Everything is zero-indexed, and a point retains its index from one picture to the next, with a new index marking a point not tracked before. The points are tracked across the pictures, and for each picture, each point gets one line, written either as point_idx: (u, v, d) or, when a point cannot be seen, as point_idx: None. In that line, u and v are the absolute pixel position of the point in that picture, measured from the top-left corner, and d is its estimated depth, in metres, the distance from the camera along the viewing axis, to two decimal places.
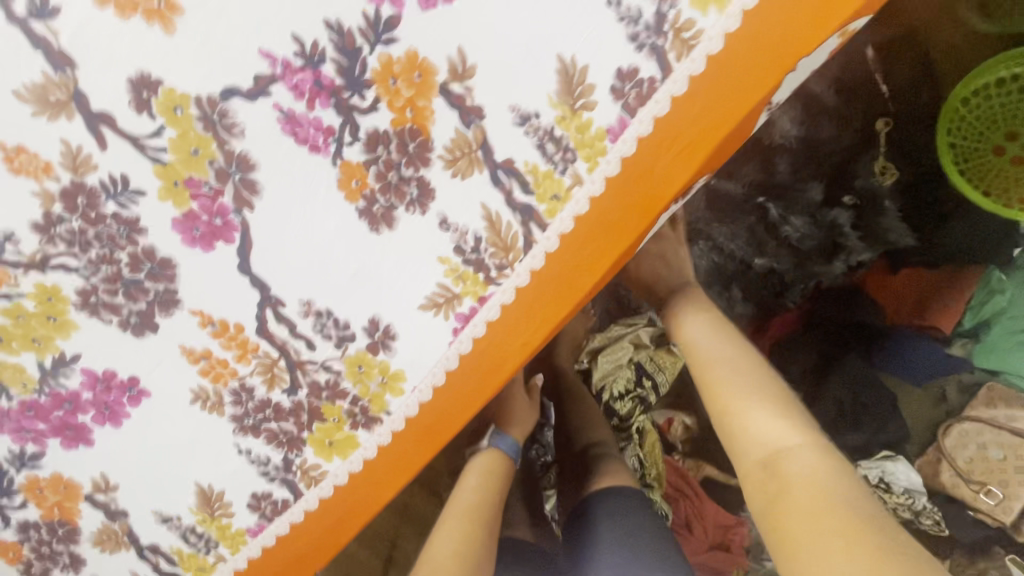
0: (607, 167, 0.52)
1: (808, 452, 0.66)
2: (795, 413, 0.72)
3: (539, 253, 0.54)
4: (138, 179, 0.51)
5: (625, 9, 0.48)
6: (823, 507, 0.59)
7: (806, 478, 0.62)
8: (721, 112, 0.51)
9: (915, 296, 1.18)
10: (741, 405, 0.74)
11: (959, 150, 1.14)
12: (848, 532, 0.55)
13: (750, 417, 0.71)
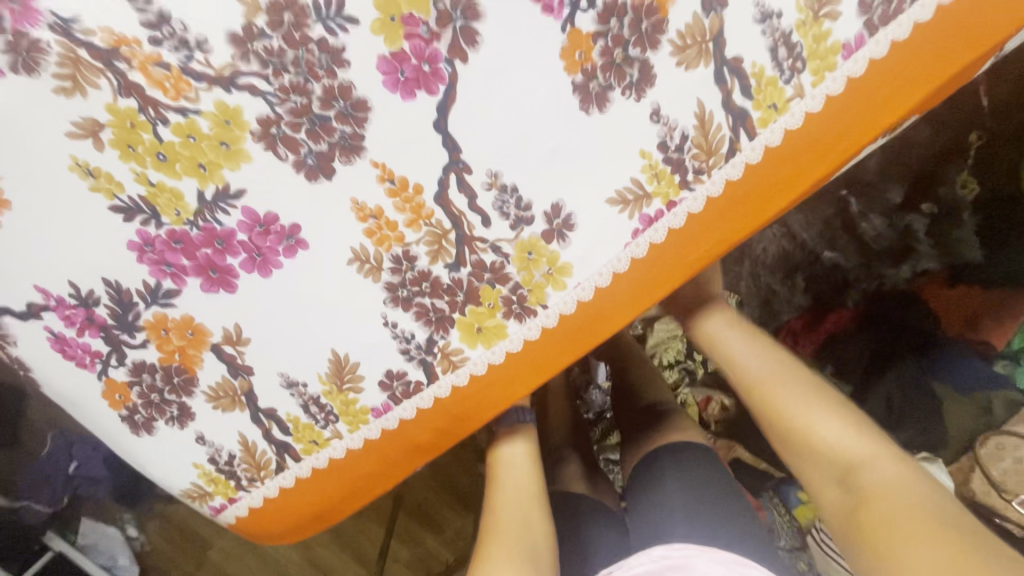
0: (831, 85, 0.51)
1: (879, 459, 0.64)
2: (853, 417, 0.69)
3: (740, 162, 0.53)
4: (356, 5, 0.47)
5: None
6: (898, 520, 0.57)
7: (881, 490, 0.61)
8: (957, 47, 0.51)
9: (967, 314, 1.23)
10: (798, 411, 0.71)
11: None
12: (928, 538, 0.54)
13: (811, 426, 0.69)
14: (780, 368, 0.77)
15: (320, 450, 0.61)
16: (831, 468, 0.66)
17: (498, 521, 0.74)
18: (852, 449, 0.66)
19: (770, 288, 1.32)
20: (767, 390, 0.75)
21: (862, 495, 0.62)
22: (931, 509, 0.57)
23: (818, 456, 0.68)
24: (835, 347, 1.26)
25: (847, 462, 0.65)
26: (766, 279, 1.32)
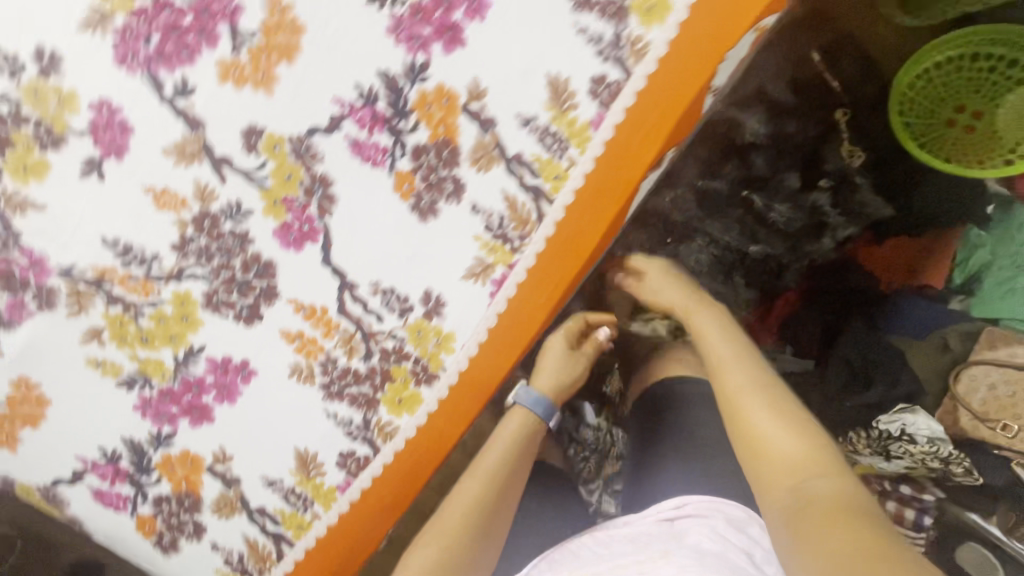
0: (595, 150, 0.68)
1: (823, 469, 0.60)
2: (813, 433, 0.65)
3: (549, 222, 0.70)
4: (249, 201, 0.69)
5: (590, 34, 0.66)
6: (835, 522, 0.54)
7: (815, 492, 0.58)
8: (674, 97, 0.68)
9: (904, 262, 1.32)
10: (747, 405, 0.69)
11: (916, 127, 1.33)
12: (865, 539, 0.51)
13: (758, 419, 0.67)
14: (732, 354, 0.77)
15: (308, 531, 0.75)
16: (769, 463, 0.63)
17: (468, 493, 0.80)
18: (803, 457, 0.62)
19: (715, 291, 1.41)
20: (727, 380, 0.73)
21: (802, 491, 0.59)
22: (863, 511, 0.55)
23: (763, 450, 0.65)
24: (790, 327, 1.36)
25: (788, 458, 0.62)
26: (708, 284, 1.39)
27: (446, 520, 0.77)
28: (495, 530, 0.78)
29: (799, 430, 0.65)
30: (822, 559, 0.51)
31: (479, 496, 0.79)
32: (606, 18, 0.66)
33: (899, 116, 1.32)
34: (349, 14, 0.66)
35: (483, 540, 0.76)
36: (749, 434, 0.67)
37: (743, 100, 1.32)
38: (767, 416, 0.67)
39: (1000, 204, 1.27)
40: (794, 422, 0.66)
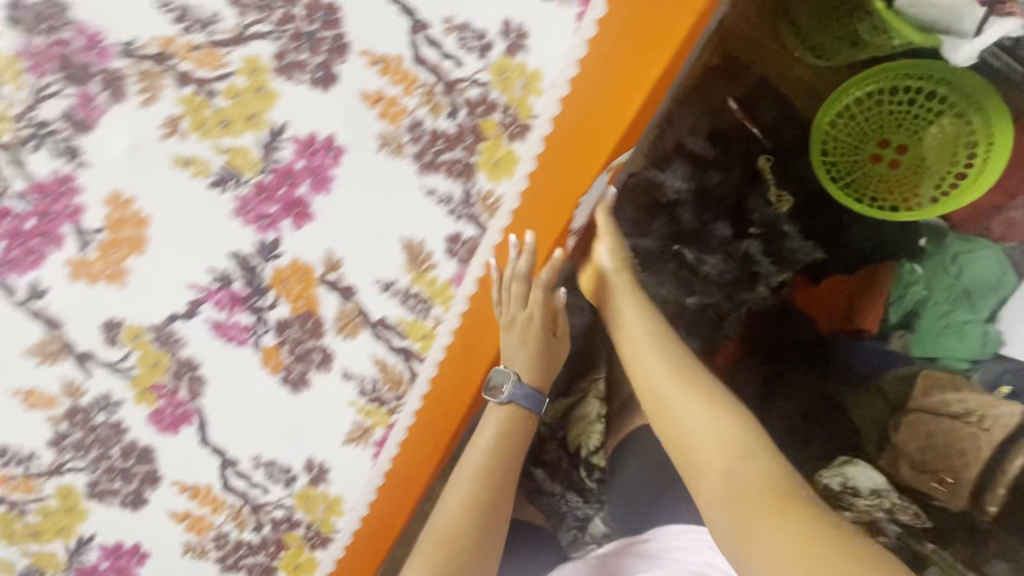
0: (459, 306, 0.69)
1: (746, 442, 0.62)
2: (730, 406, 0.67)
3: (423, 380, 0.70)
4: (119, 392, 0.68)
5: (439, 194, 0.65)
6: (760, 504, 0.54)
7: (742, 473, 0.58)
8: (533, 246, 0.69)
9: (844, 299, 1.27)
10: (672, 395, 0.70)
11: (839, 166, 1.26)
12: (790, 517, 0.51)
13: (684, 411, 0.68)
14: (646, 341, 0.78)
15: None
16: (698, 450, 0.64)
17: (458, 493, 0.75)
18: (724, 434, 0.63)
19: None
20: (650, 371, 0.75)
21: (729, 475, 0.59)
22: (783, 485, 0.56)
23: (693, 438, 0.65)
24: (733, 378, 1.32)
25: (712, 444, 0.63)
26: None
27: (441, 525, 0.74)
28: (492, 526, 0.76)
29: (719, 413, 0.66)
30: (755, 545, 0.52)
31: (468, 498, 0.75)
32: (454, 177, 0.65)
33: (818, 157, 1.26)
34: (193, 200, 0.65)
35: (480, 541, 0.74)
36: (679, 427, 0.68)
37: (663, 159, 1.31)
38: (685, 401, 0.69)
39: (932, 235, 1.21)
40: (714, 407, 0.67)
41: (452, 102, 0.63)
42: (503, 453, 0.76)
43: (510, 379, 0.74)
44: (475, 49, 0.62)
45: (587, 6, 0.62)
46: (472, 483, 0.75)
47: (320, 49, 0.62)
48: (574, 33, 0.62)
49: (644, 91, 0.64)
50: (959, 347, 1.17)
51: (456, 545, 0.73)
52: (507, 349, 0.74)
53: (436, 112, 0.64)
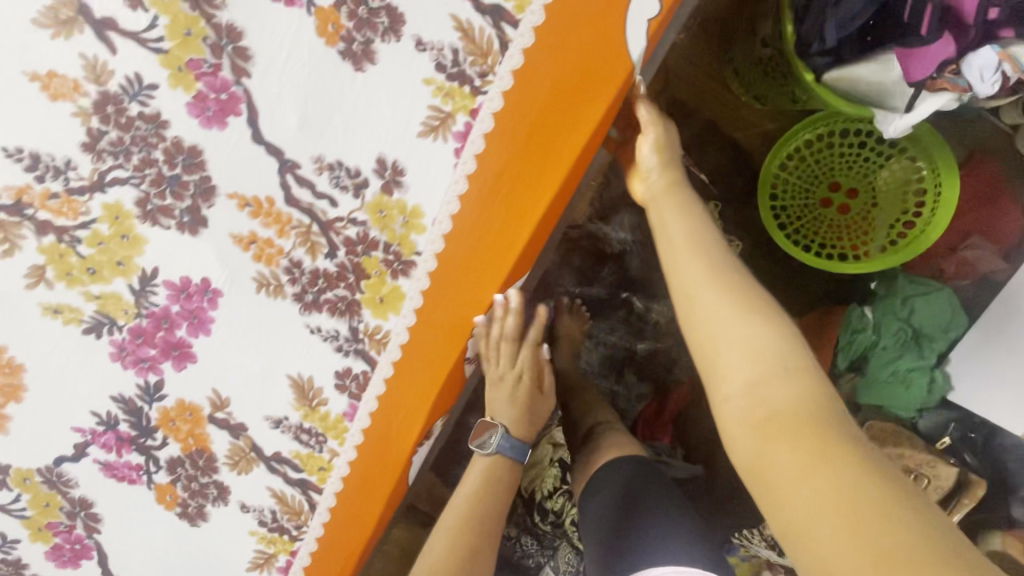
0: (353, 439, 0.66)
1: (788, 351, 0.48)
2: (766, 305, 0.53)
3: (323, 509, 0.69)
4: (13, 531, 0.67)
5: (325, 331, 0.63)
6: (798, 433, 0.42)
7: (770, 393, 0.46)
8: (430, 371, 0.66)
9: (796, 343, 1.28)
10: (695, 287, 0.56)
11: (790, 212, 1.21)
12: (834, 460, 0.40)
13: (706, 306, 0.54)
14: (675, 235, 0.61)
15: None
16: (719, 351, 0.51)
17: (443, 542, 0.77)
18: (757, 336, 0.49)
19: (610, 390, 1.35)
20: (669, 260, 0.60)
21: (757, 394, 0.46)
22: (827, 414, 0.43)
23: (717, 342, 0.52)
24: (681, 422, 1.33)
25: (739, 352, 0.50)
26: (601, 384, 1.35)
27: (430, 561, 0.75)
28: (479, 559, 0.76)
29: (750, 314, 0.51)
30: (783, 488, 0.41)
31: (451, 541, 0.76)
32: (338, 315, 0.63)
33: (766, 202, 1.20)
34: (68, 345, 0.62)
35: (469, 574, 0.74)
36: (698, 327, 0.54)
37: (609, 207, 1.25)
38: (704, 291, 0.55)
39: (881, 280, 1.17)
40: (745, 305, 0.52)
41: (329, 241, 0.61)
42: (488, 496, 0.82)
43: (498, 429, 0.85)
44: (349, 188, 0.59)
45: (464, 140, 0.58)
46: (456, 528, 0.78)
47: (184, 193, 0.59)
48: (453, 167, 0.59)
49: (535, 215, 0.61)
50: (903, 397, 1.13)
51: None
52: (496, 401, 0.87)
53: (314, 252, 0.61)
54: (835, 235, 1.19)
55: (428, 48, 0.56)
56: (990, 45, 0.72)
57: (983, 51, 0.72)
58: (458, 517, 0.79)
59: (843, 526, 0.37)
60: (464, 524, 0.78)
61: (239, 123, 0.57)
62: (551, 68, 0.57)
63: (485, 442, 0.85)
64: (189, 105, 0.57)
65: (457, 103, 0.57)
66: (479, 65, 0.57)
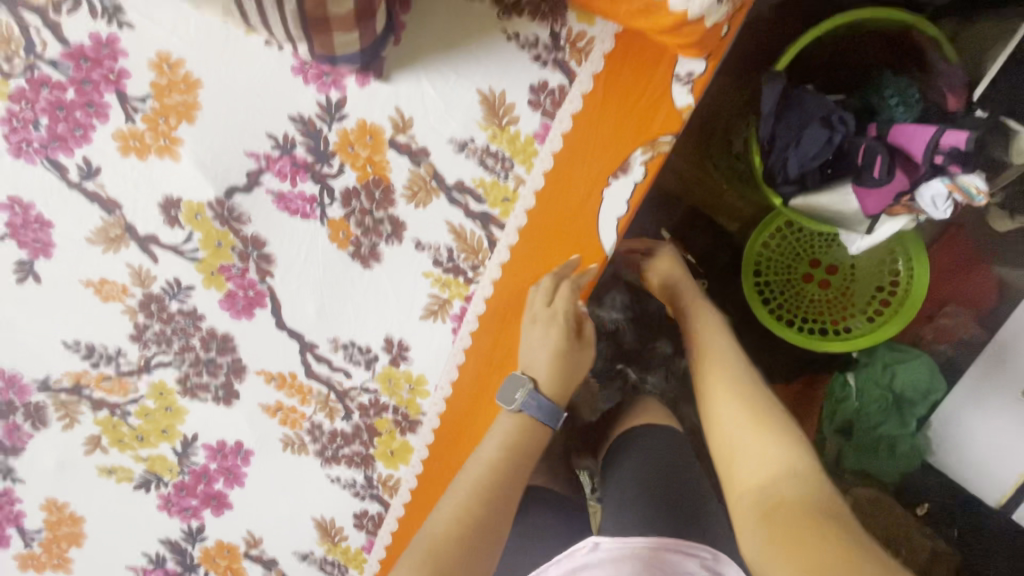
0: (372, 569, 0.75)
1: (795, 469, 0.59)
2: (787, 437, 0.64)
3: None
4: None
5: (343, 479, 0.72)
6: (788, 519, 0.53)
7: (780, 496, 0.56)
8: None
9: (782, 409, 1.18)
10: (734, 431, 0.67)
11: (773, 287, 1.15)
12: (814, 539, 0.49)
13: (742, 441, 0.65)
14: (721, 373, 0.74)
15: None
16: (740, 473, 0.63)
17: (455, 503, 0.63)
18: (774, 458, 0.61)
19: None
20: (712, 406, 0.71)
21: (766, 495, 0.58)
22: (840, 528, 0.50)
23: (742, 456, 0.64)
24: None
25: (760, 471, 0.61)
26: None
27: (438, 521, 0.63)
28: (495, 534, 0.63)
29: (771, 442, 0.63)
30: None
31: (461, 513, 0.62)
32: (355, 466, 0.71)
33: (748, 278, 1.14)
34: (122, 498, 0.72)
35: (476, 551, 0.61)
36: (726, 448, 0.67)
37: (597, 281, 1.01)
38: (729, 423, 0.68)
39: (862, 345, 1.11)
40: (770, 436, 0.64)
41: (346, 406, 0.69)
42: (515, 459, 0.67)
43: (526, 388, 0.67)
44: (362, 362, 0.68)
45: (460, 321, 0.67)
46: (478, 488, 0.64)
47: (218, 372, 0.68)
48: (452, 343, 0.67)
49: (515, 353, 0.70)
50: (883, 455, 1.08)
51: (444, 559, 0.59)
52: (529, 346, 0.68)
53: (332, 415, 0.69)
54: (821, 311, 1.13)
55: (427, 248, 0.64)
56: (939, 176, 0.79)
57: (933, 183, 0.80)
58: (472, 480, 0.65)
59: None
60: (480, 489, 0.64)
61: (265, 313, 0.66)
62: (534, 251, 0.66)
63: (513, 400, 0.67)
64: (221, 300, 0.65)
65: (453, 291, 0.66)
66: (471, 260, 0.65)
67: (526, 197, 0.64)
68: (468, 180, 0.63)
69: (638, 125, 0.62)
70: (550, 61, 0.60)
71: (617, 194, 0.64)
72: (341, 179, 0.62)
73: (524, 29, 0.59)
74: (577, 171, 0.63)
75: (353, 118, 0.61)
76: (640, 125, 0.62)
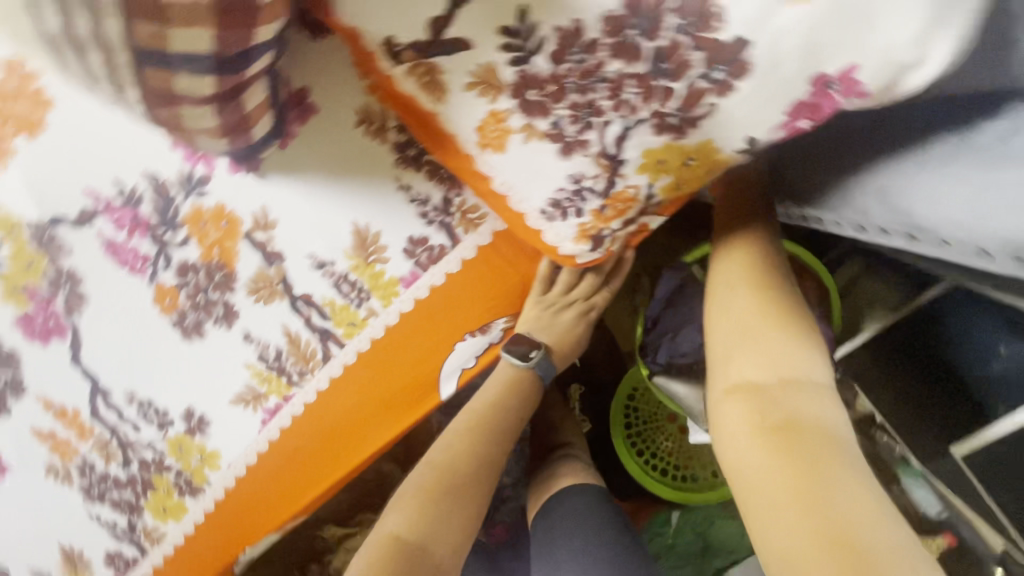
0: None
1: (804, 387, 0.45)
2: (801, 330, 0.49)
3: None
4: None
5: (105, 518, 0.70)
6: (795, 449, 0.41)
7: (788, 413, 0.44)
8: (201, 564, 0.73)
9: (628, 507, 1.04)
10: (738, 320, 0.51)
11: (640, 412, 1.01)
12: (822, 470, 0.40)
13: (737, 321, 0.51)
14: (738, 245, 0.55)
15: None
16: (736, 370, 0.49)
17: (455, 437, 0.65)
18: (787, 364, 0.47)
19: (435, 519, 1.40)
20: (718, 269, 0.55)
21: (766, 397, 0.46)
22: (851, 486, 0.39)
23: (746, 346, 0.49)
24: None
25: (761, 364, 0.48)
26: None
27: (431, 464, 0.63)
28: (493, 469, 0.65)
29: (782, 338, 0.48)
30: (769, 520, 0.40)
31: (467, 441, 0.64)
32: (120, 509, 0.69)
33: (621, 395, 1.01)
34: None
35: (478, 476, 0.63)
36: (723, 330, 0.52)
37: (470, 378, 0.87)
38: (730, 309, 0.52)
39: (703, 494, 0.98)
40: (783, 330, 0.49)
41: (126, 454, 0.67)
42: (518, 402, 0.68)
43: (540, 348, 0.67)
44: (155, 421, 0.66)
45: (272, 415, 0.65)
46: (466, 427, 0.65)
47: None
48: (258, 431, 0.66)
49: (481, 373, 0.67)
50: None
51: (438, 494, 0.60)
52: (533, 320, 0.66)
53: (108, 458, 0.67)
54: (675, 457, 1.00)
55: (254, 342, 0.62)
56: None
57: None
58: (478, 410, 0.67)
59: (805, 512, 0.38)
60: (479, 432, 0.65)
61: (61, 345, 0.62)
62: (405, 358, 0.64)
63: (526, 357, 0.67)
64: (17, 320, 0.61)
65: (273, 387, 0.64)
66: (300, 365, 0.63)
67: (374, 327, 0.62)
68: (317, 295, 0.61)
69: (511, 295, 0.64)
70: (436, 221, 0.59)
71: (468, 348, 0.65)
72: (182, 251, 0.59)
73: (418, 185, 0.58)
74: (444, 317, 0.62)
75: (211, 199, 0.57)
76: (508, 298, 0.64)
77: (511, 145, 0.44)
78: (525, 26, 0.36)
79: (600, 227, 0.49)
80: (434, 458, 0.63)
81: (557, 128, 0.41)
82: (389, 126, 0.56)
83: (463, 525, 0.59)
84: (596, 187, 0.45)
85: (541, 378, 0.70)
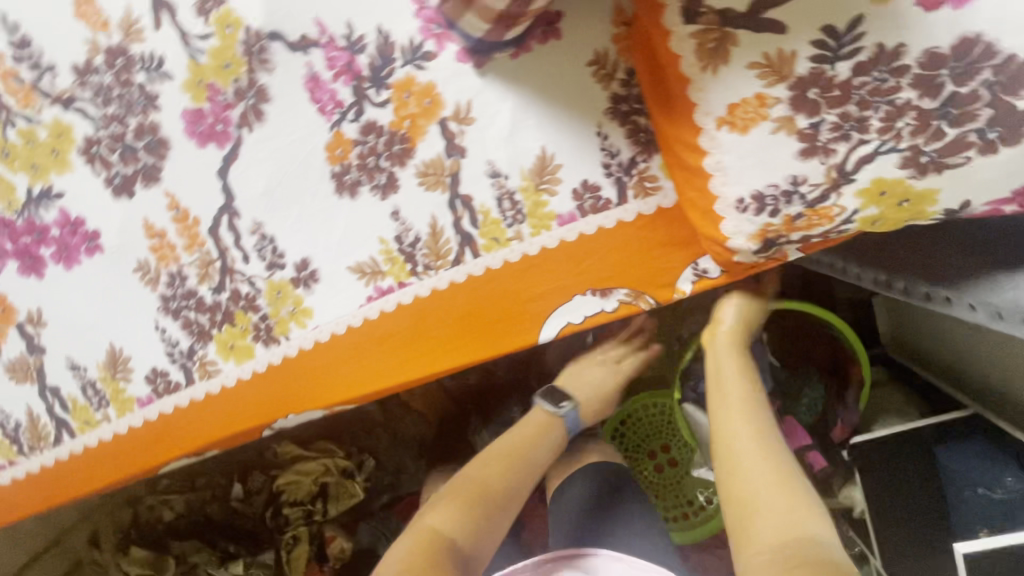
0: (131, 420, 0.71)
1: (811, 531, 0.51)
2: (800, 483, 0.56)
3: (65, 449, 0.73)
4: None
5: (168, 335, 0.68)
6: (808, 569, 0.47)
7: (805, 553, 0.49)
8: (231, 419, 0.69)
9: None
10: (747, 471, 0.58)
11: (628, 439, 1.07)
12: None
13: (748, 472, 0.58)
14: (736, 398, 0.65)
15: None
16: (753, 518, 0.55)
17: (490, 467, 0.73)
18: (794, 512, 0.53)
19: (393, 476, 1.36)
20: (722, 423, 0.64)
21: (782, 544, 0.51)
22: None
23: (755, 494, 0.56)
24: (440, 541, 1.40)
25: (771, 512, 0.54)
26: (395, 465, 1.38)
27: (470, 482, 0.72)
28: (513, 499, 0.73)
29: (785, 485, 0.56)
30: None
31: (496, 470, 0.73)
32: (187, 332, 0.68)
33: (612, 421, 1.07)
34: None
35: (506, 501, 0.72)
36: (734, 481, 0.59)
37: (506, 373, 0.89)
38: (738, 459, 0.60)
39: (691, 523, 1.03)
40: (785, 479, 0.56)
41: (222, 281, 0.66)
42: (543, 448, 0.78)
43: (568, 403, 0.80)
44: (266, 260, 0.65)
45: (380, 295, 0.65)
46: (500, 459, 0.74)
47: (130, 162, 0.65)
48: (360, 305, 0.65)
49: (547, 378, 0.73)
50: None
51: (475, 504, 0.69)
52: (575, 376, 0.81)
53: (202, 278, 0.66)
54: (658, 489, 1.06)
55: (399, 222, 0.63)
56: None
57: None
58: (510, 447, 0.76)
59: None
60: (510, 460, 0.75)
61: (216, 152, 0.63)
62: (524, 289, 0.64)
63: (558, 405, 0.80)
64: (187, 111, 0.62)
65: (394, 269, 0.65)
66: (428, 258, 0.64)
67: (513, 251, 0.63)
68: (477, 201, 0.63)
69: (647, 277, 0.63)
70: (614, 175, 0.61)
71: (584, 304, 0.65)
72: (377, 111, 0.60)
73: (615, 139, 0.61)
74: (582, 265, 0.63)
75: (426, 75, 0.59)
76: (641, 275, 0.63)
77: (756, 131, 0.48)
78: (850, 34, 0.42)
79: (780, 233, 0.52)
80: (474, 476, 0.72)
81: (813, 129, 0.46)
82: (616, 77, 0.59)
83: (488, 536, 0.69)
84: (807, 195, 0.49)
85: (568, 431, 0.81)
